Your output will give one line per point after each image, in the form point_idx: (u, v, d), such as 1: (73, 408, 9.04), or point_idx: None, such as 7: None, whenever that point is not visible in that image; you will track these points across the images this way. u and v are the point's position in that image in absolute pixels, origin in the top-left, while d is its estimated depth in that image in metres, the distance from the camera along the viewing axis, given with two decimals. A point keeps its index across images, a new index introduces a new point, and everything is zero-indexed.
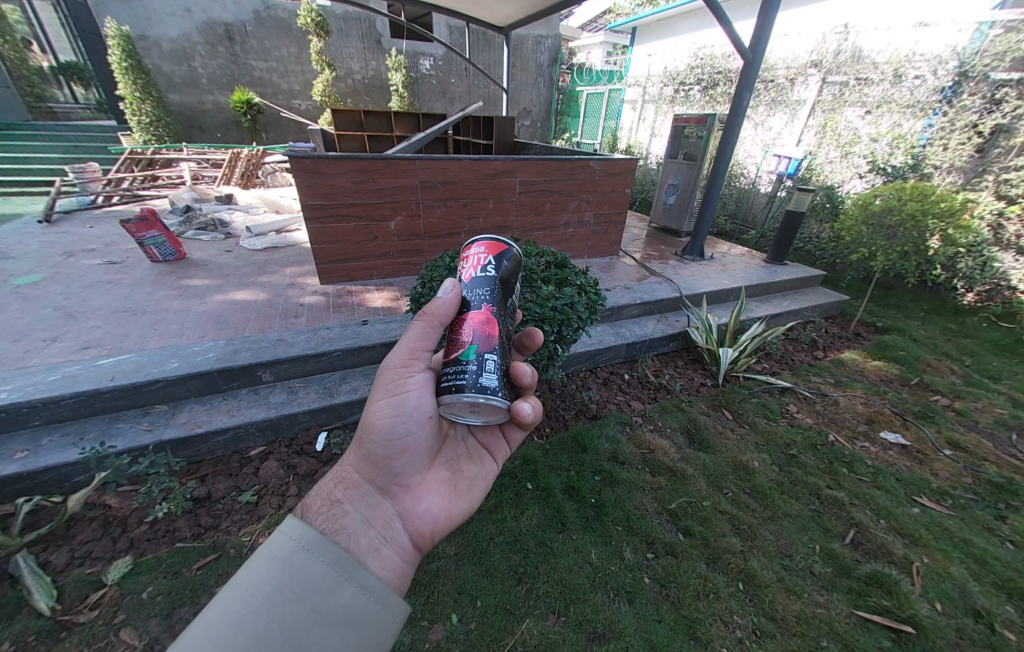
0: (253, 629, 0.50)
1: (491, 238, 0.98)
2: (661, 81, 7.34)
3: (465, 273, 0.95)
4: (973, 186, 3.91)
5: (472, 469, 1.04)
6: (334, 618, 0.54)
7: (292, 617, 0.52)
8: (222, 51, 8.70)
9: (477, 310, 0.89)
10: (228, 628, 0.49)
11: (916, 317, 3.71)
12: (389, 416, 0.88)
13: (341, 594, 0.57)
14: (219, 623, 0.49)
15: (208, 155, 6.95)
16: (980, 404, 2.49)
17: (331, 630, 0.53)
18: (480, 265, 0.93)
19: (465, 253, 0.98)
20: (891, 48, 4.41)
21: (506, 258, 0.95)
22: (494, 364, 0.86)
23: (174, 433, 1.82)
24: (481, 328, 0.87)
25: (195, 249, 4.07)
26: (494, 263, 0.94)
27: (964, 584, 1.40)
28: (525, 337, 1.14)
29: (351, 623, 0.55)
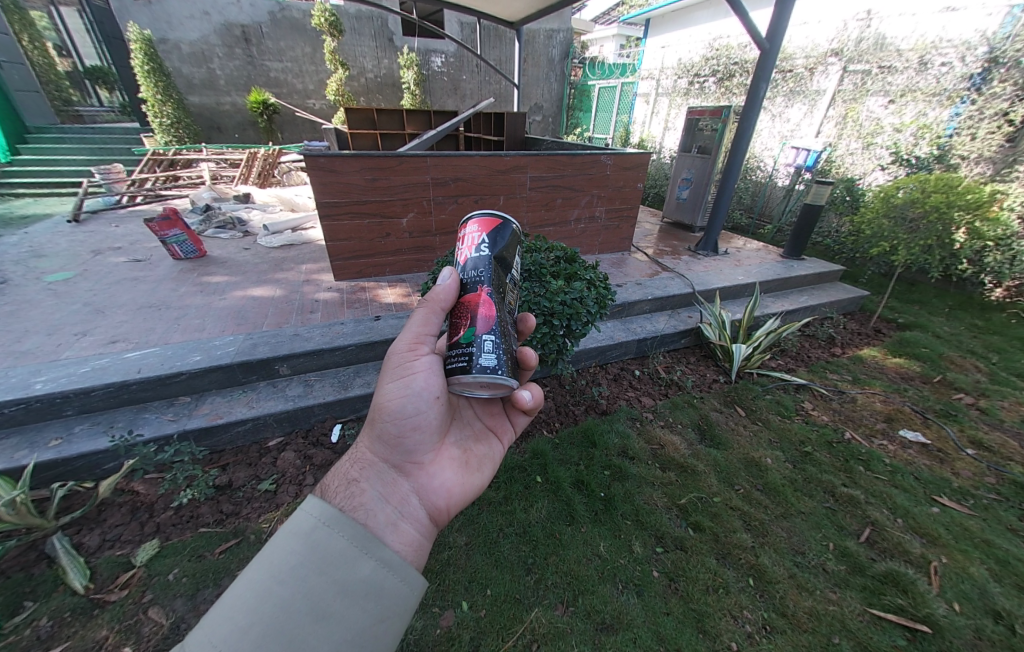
0: (281, 599, 0.53)
1: (485, 216, 1.00)
2: (675, 73, 7.21)
3: (462, 255, 0.96)
4: (1003, 176, 3.77)
5: (483, 447, 1.08)
6: (351, 596, 0.55)
7: (312, 593, 0.54)
8: (239, 53, 8.88)
9: (476, 291, 0.91)
10: (258, 598, 0.52)
11: (939, 314, 3.59)
12: (398, 396, 0.92)
13: (357, 571, 0.58)
14: (248, 592, 0.53)
15: (226, 155, 7.13)
16: (1005, 402, 2.41)
17: (349, 605, 0.55)
18: (475, 245, 0.96)
19: (462, 234, 1.00)
20: (917, 34, 4.24)
21: (500, 234, 0.98)
22: (496, 342, 0.87)
23: (197, 424, 1.90)
24: (480, 308, 0.89)
25: (214, 247, 4.20)
26: (488, 240, 0.96)
27: (984, 585, 1.36)
28: (519, 325, 1.17)
29: (369, 597, 0.57)
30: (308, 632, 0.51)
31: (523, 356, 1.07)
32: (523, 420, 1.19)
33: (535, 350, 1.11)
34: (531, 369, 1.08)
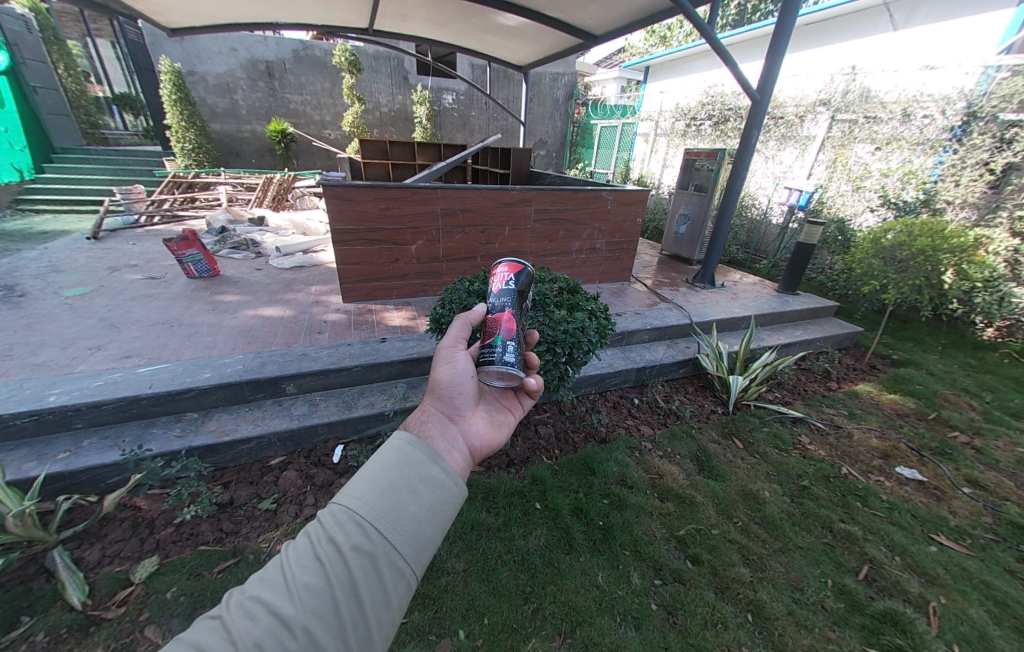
0: (387, 478, 0.61)
1: (511, 260, 1.27)
2: (673, 116, 7.66)
3: (494, 287, 1.24)
4: (987, 222, 3.95)
5: (504, 414, 1.12)
6: (430, 482, 0.63)
7: (405, 475, 0.62)
8: (262, 86, 9.48)
9: (502, 311, 1.16)
10: (372, 481, 0.61)
11: (933, 352, 3.67)
12: (449, 371, 1.01)
13: (430, 468, 0.65)
14: (364, 479, 0.61)
15: (244, 180, 7.46)
16: (1000, 442, 2.43)
17: (428, 488, 0.62)
18: (504, 280, 1.23)
19: (493, 272, 1.27)
20: (899, 88, 4.55)
21: (523, 275, 1.25)
22: (515, 348, 1.12)
23: (203, 441, 1.93)
24: (502, 322, 1.13)
25: (227, 267, 4.35)
26: (514, 279, 1.22)
27: (983, 627, 1.35)
28: (523, 334, 1.23)
29: (439, 487, 0.63)
30: (404, 499, 0.59)
31: (526, 357, 1.20)
32: (531, 401, 1.21)
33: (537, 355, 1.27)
34: (535, 370, 1.21)
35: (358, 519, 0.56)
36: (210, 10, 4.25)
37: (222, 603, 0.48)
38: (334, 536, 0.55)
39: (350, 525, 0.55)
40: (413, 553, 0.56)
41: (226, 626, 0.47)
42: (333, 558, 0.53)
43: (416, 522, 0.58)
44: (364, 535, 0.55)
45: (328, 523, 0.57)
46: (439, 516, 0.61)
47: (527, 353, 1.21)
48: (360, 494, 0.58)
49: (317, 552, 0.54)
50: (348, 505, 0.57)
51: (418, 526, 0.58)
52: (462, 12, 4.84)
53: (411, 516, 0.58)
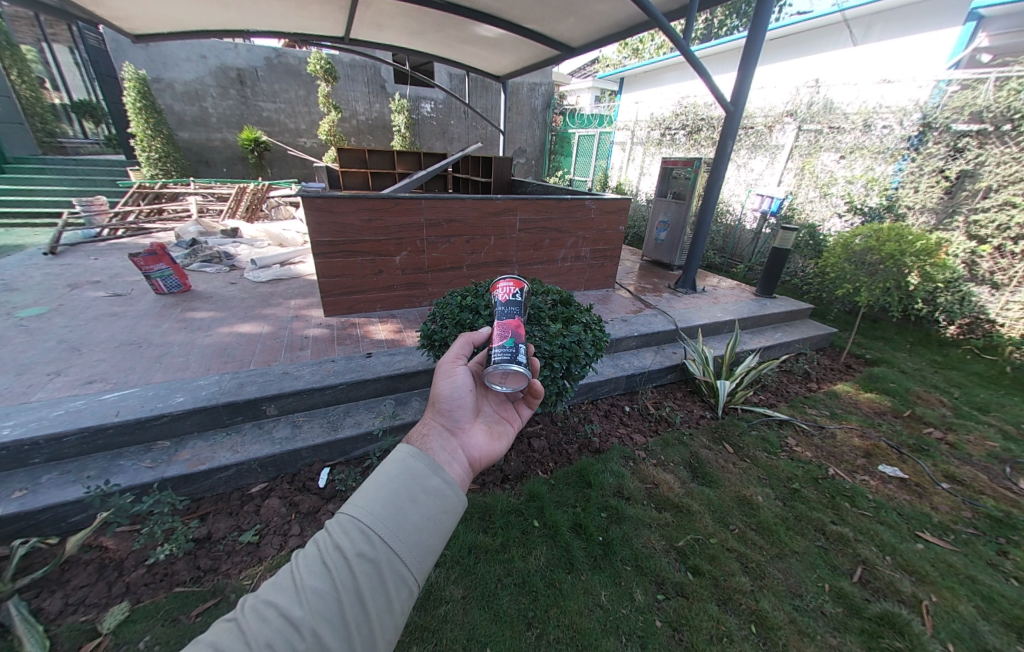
0: (391, 488, 0.62)
1: (513, 277, 1.27)
2: (648, 125, 7.90)
3: (500, 297, 1.20)
4: (945, 226, 4.20)
5: (504, 425, 1.07)
6: (432, 493, 0.64)
7: (408, 486, 0.63)
8: (233, 93, 9.22)
9: (503, 321, 1.12)
10: (376, 491, 0.62)
11: (902, 350, 3.86)
12: (448, 385, 0.98)
13: (432, 479, 0.66)
14: (369, 489, 0.62)
15: (215, 190, 7.20)
16: (972, 437, 2.55)
17: (430, 498, 0.63)
18: (510, 293, 1.20)
19: (496, 285, 1.24)
20: (860, 100, 4.83)
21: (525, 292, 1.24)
22: (527, 352, 1.09)
23: (177, 471, 1.80)
24: (512, 326, 1.10)
25: (200, 282, 4.16)
26: (519, 292, 1.21)
27: (974, 623, 1.39)
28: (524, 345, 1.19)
29: (440, 498, 0.65)
30: (406, 509, 0.61)
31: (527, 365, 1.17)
32: (532, 408, 1.17)
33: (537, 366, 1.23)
34: (535, 376, 1.18)
35: (363, 528, 0.57)
36: (179, 16, 4.11)
37: (236, 606, 0.50)
38: (341, 545, 0.57)
39: (356, 533, 0.57)
40: (414, 559, 0.57)
41: (241, 628, 0.48)
42: (340, 564, 0.55)
43: (418, 531, 0.59)
44: (369, 543, 0.56)
45: (336, 532, 0.58)
46: (440, 525, 0.62)
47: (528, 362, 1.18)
48: (365, 504, 0.60)
49: (326, 559, 0.56)
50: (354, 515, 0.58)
51: (420, 534, 0.59)
52: (440, 22, 4.84)
53: (413, 524, 0.59)
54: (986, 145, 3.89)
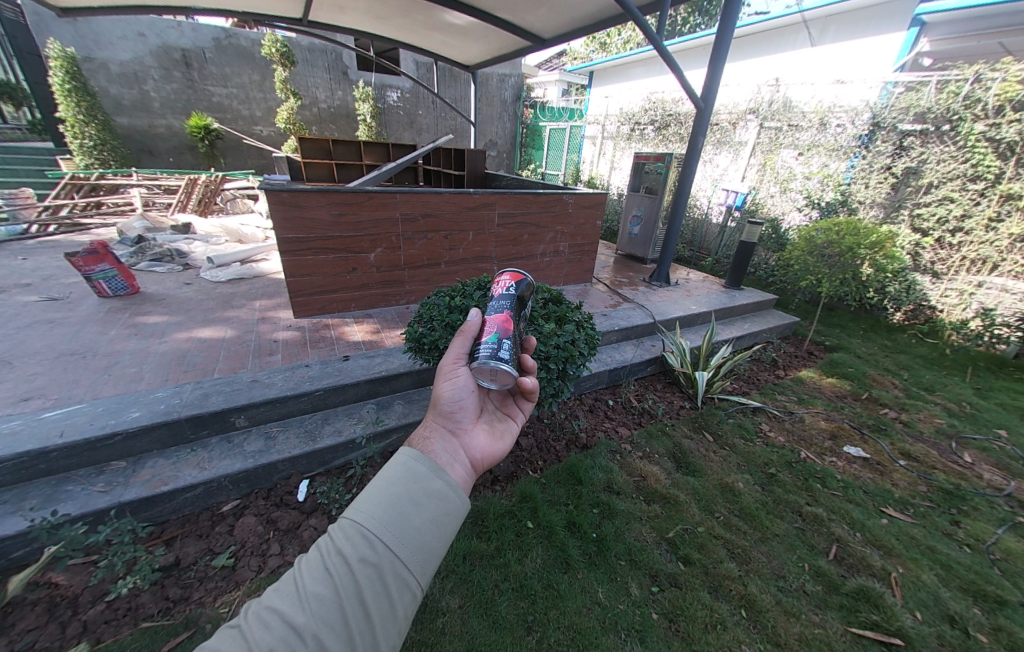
0: (392, 490, 0.58)
1: (512, 270, 1.24)
2: (618, 120, 7.99)
3: (496, 291, 1.19)
4: (892, 219, 4.53)
5: (505, 423, 1.03)
6: (434, 495, 0.59)
7: (409, 488, 0.58)
8: (178, 76, 8.48)
9: (500, 317, 1.09)
10: (378, 493, 0.57)
11: (856, 336, 4.15)
12: (449, 387, 0.93)
13: (434, 481, 0.61)
14: (369, 491, 0.58)
15: (162, 181, 6.61)
16: (921, 415, 2.78)
17: (433, 501, 0.58)
18: (505, 286, 1.18)
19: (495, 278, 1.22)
20: (816, 99, 5.08)
21: (524, 284, 1.22)
22: (512, 349, 1.06)
23: (136, 494, 1.64)
24: (499, 322, 1.08)
25: (149, 283, 3.80)
26: (515, 285, 1.19)
27: (937, 591, 1.52)
28: (519, 338, 1.17)
29: (443, 501, 0.60)
30: (408, 512, 0.56)
31: (522, 361, 1.14)
32: (531, 405, 1.13)
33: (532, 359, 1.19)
34: (531, 372, 1.15)
35: (364, 533, 0.52)
36: None
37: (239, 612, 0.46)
38: (342, 549, 0.52)
39: (357, 538, 0.52)
40: (417, 564, 0.52)
41: (240, 640, 0.44)
42: (341, 570, 0.50)
43: (420, 535, 0.54)
44: (370, 547, 0.51)
45: (336, 538, 0.54)
46: (443, 529, 0.57)
47: (521, 356, 1.14)
48: (365, 507, 0.55)
49: (327, 563, 0.51)
50: (355, 518, 0.53)
51: (424, 539, 0.54)
52: (407, 7, 4.62)
53: (415, 527, 0.54)
54: (927, 145, 4.21)
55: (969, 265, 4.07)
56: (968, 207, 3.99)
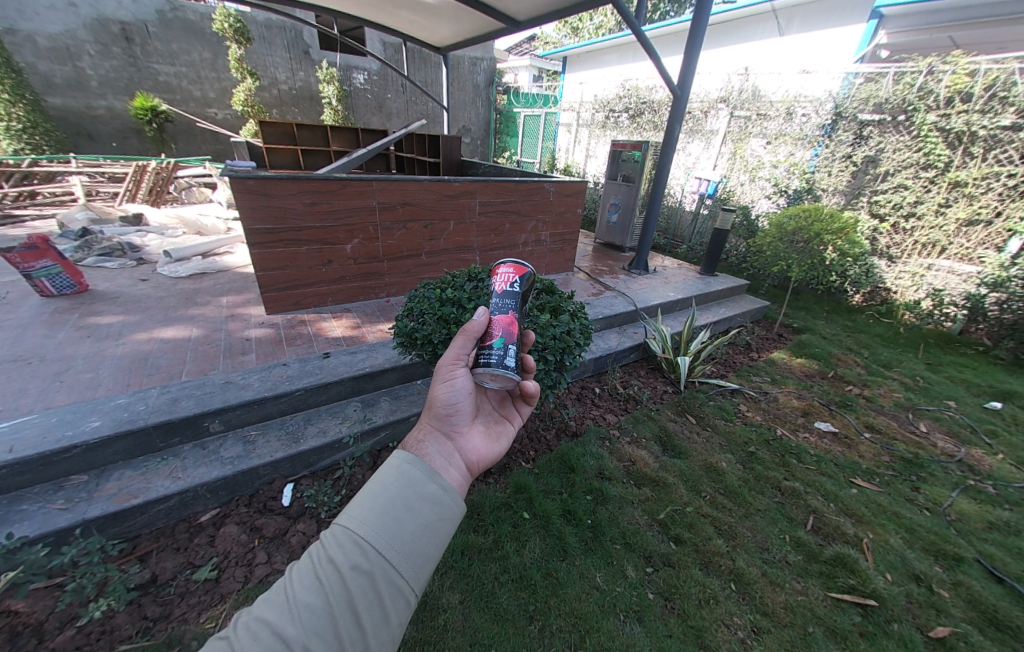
0: (385, 495, 0.55)
1: (515, 261, 1.18)
2: (593, 107, 7.95)
3: (497, 288, 1.13)
4: (852, 206, 4.77)
5: (501, 425, 1.02)
6: (429, 500, 0.56)
7: (403, 493, 0.55)
8: (117, 52, 7.71)
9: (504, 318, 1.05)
10: (370, 499, 0.54)
11: (821, 318, 4.38)
12: (446, 389, 0.89)
13: (429, 485, 0.58)
14: (359, 496, 0.55)
15: (105, 168, 6.04)
16: (882, 390, 2.99)
17: (427, 505, 0.56)
18: (508, 282, 1.12)
19: (496, 271, 1.16)
20: (783, 89, 5.22)
21: (526, 278, 1.16)
22: (515, 353, 1.05)
23: (102, 509, 1.52)
24: (504, 324, 1.06)
25: (98, 280, 3.49)
26: (518, 281, 1.13)
27: (903, 553, 1.66)
28: (520, 337, 1.15)
29: (437, 505, 0.57)
30: (402, 518, 0.53)
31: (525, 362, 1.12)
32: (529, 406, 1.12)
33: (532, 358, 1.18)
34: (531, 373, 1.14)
35: (357, 540, 0.50)
36: None
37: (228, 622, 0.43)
38: (333, 557, 0.49)
39: (350, 545, 0.49)
40: (411, 570, 0.50)
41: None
42: (331, 577, 0.47)
43: (415, 541, 0.52)
44: (363, 554, 0.49)
45: (328, 544, 0.51)
46: (438, 534, 0.55)
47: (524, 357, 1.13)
48: (358, 515, 0.52)
49: (318, 572, 0.48)
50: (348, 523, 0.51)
51: (417, 544, 0.52)
52: None
53: (409, 533, 0.52)
54: (885, 134, 4.43)
55: (920, 249, 4.36)
56: (921, 194, 4.25)
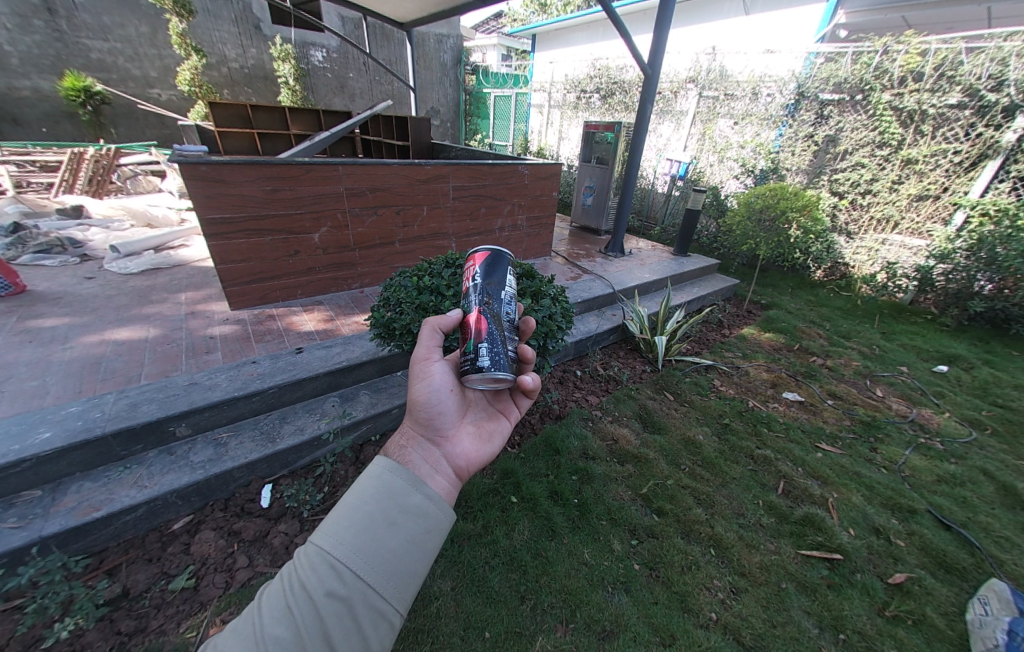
0: (362, 513, 0.52)
1: (481, 251, 1.09)
2: (564, 87, 7.81)
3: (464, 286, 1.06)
4: (814, 184, 4.94)
5: (496, 422, 1.00)
6: (412, 512, 0.54)
7: (383, 507, 0.53)
8: (38, 25, 6.88)
9: (474, 309, 0.98)
10: (344, 518, 0.51)
11: (786, 293, 4.58)
12: (424, 389, 0.88)
13: (412, 495, 0.56)
14: (333, 515, 0.52)
15: (35, 156, 5.44)
16: (843, 359, 3.18)
17: (410, 519, 0.54)
18: (470, 277, 1.05)
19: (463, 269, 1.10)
20: (749, 69, 5.29)
21: (493, 264, 1.06)
22: (494, 347, 0.93)
23: (61, 525, 1.41)
24: (472, 323, 0.95)
25: (37, 279, 3.17)
26: (481, 271, 1.05)
27: (864, 508, 1.80)
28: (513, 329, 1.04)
29: (422, 516, 0.55)
30: (382, 534, 0.51)
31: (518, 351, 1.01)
32: (529, 401, 1.07)
33: (530, 347, 1.02)
34: (530, 364, 1.02)
35: (333, 564, 0.47)
36: None
37: None
38: (306, 582, 0.47)
39: (324, 569, 0.47)
40: (392, 591, 0.48)
41: None
42: (304, 606, 0.45)
43: (396, 559, 0.50)
44: (339, 579, 0.46)
45: (301, 566, 0.48)
46: (423, 549, 0.53)
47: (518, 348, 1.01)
48: (332, 537, 0.49)
49: (289, 600, 0.46)
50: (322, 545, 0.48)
51: (399, 563, 0.50)
52: None
53: (390, 551, 0.50)
54: (844, 113, 4.59)
55: (875, 224, 4.59)
56: (876, 172, 4.45)
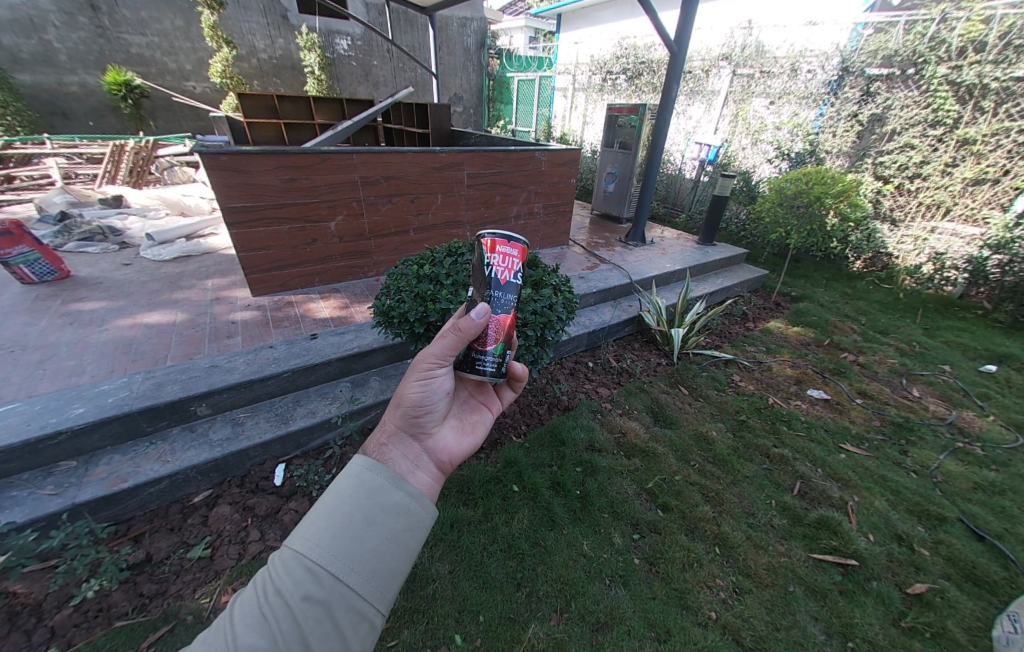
0: (342, 515, 0.51)
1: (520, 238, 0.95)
2: (589, 69, 7.52)
3: (499, 274, 0.92)
4: (856, 168, 4.56)
5: (479, 414, 1.01)
6: (393, 509, 0.55)
7: (362, 507, 0.53)
8: (83, 22, 7.22)
9: (509, 312, 0.94)
10: (322, 521, 0.50)
11: (819, 285, 4.30)
12: (420, 388, 0.83)
13: (393, 494, 0.56)
14: (310, 521, 0.50)
15: (82, 148, 5.77)
16: (877, 357, 2.97)
17: (392, 516, 0.54)
18: (512, 270, 0.93)
19: (495, 249, 0.92)
20: (788, 43, 4.91)
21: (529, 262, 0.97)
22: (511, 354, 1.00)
23: (92, 493, 1.52)
24: (506, 329, 0.94)
25: (81, 265, 3.38)
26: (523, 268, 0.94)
27: (887, 514, 1.69)
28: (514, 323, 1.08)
29: (404, 514, 0.56)
30: (363, 534, 0.51)
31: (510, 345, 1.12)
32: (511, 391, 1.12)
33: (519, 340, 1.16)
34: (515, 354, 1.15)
35: (309, 565, 0.47)
36: None
37: None
38: (281, 588, 0.46)
39: (299, 572, 0.46)
40: (373, 590, 0.48)
41: None
42: (279, 610, 0.44)
43: (377, 557, 0.50)
44: (316, 581, 0.46)
45: (276, 571, 0.48)
46: (404, 545, 0.53)
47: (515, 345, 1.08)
48: (311, 541, 0.48)
49: (264, 608, 0.45)
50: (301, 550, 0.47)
51: (381, 562, 0.50)
52: None
53: (371, 551, 0.50)
54: (893, 90, 4.20)
55: (924, 211, 4.21)
56: (928, 153, 4.07)
